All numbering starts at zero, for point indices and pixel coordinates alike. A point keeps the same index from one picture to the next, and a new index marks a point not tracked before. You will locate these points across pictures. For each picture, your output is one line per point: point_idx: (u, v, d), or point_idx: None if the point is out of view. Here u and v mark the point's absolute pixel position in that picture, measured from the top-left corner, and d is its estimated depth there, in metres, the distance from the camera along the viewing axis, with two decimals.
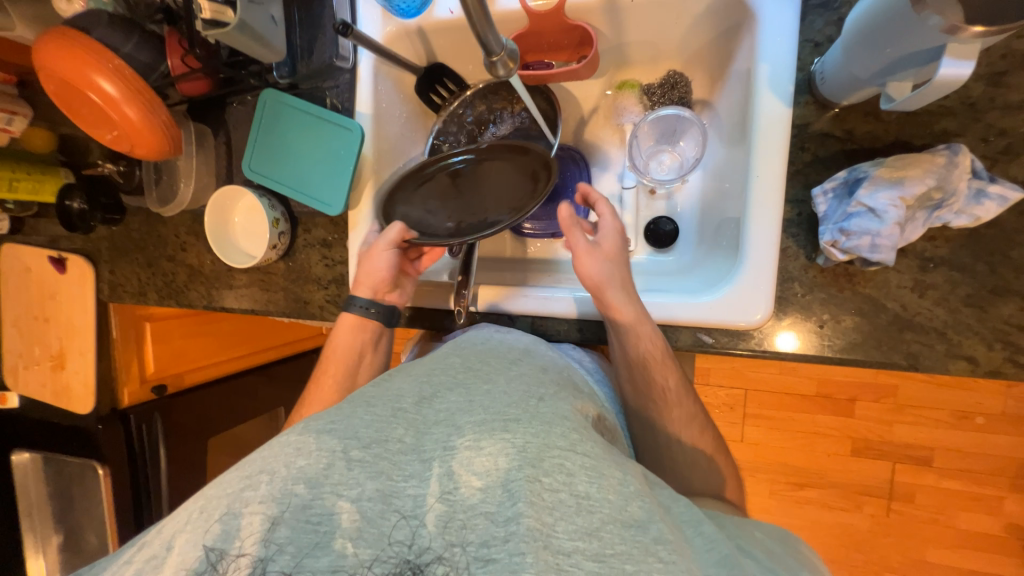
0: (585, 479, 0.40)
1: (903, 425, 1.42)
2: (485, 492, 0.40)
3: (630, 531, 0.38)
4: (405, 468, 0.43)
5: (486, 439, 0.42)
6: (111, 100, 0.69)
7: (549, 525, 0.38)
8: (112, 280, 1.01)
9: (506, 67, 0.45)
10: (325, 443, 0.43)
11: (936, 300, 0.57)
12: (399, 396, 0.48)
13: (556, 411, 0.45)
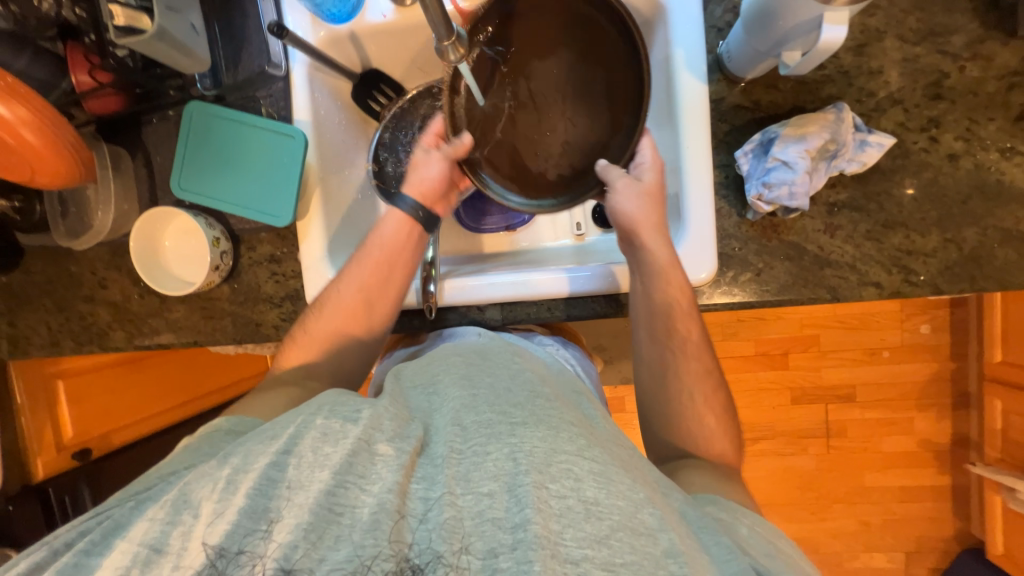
0: (594, 485, 0.40)
1: (829, 368, 1.60)
2: (493, 496, 0.39)
3: (641, 541, 0.38)
4: (421, 468, 0.41)
5: (493, 445, 0.41)
6: (9, 124, 0.62)
7: (557, 532, 0.37)
8: (12, 334, 0.87)
9: (456, 52, 0.47)
10: (349, 430, 0.42)
11: (844, 238, 0.67)
12: (417, 404, 0.48)
13: (563, 418, 0.44)
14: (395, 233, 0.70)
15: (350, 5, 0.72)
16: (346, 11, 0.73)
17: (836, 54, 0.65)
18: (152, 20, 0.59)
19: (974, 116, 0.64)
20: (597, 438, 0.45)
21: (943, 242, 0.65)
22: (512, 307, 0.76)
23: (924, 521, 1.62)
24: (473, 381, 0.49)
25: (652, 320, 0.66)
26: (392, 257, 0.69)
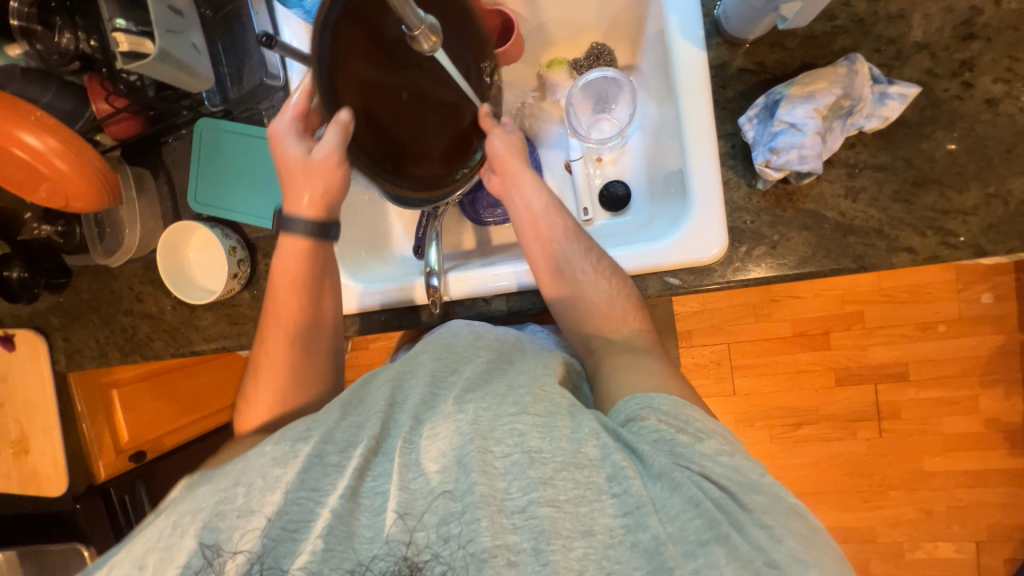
0: (537, 437, 0.44)
1: (876, 346, 1.50)
2: (443, 472, 0.42)
3: (584, 473, 0.42)
4: (377, 466, 0.44)
5: (440, 424, 0.45)
6: (40, 154, 0.68)
7: (502, 489, 0.42)
8: (68, 348, 0.96)
9: (429, 40, 0.47)
10: (299, 450, 0.44)
11: (868, 202, 0.61)
12: (371, 405, 0.49)
13: (510, 386, 0.49)
14: (293, 261, 0.69)
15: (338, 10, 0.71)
16: None
17: (848, 2, 0.60)
18: (155, 43, 0.62)
19: (1016, 54, 0.57)
20: (544, 392, 0.49)
21: (984, 197, 0.59)
22: (518, 297, 0.75)
23: (995, 508, 1.48)
24: (428, 372, 0.52)
25: (555, 268, 0.68)
26: (296, 290, 0.69)
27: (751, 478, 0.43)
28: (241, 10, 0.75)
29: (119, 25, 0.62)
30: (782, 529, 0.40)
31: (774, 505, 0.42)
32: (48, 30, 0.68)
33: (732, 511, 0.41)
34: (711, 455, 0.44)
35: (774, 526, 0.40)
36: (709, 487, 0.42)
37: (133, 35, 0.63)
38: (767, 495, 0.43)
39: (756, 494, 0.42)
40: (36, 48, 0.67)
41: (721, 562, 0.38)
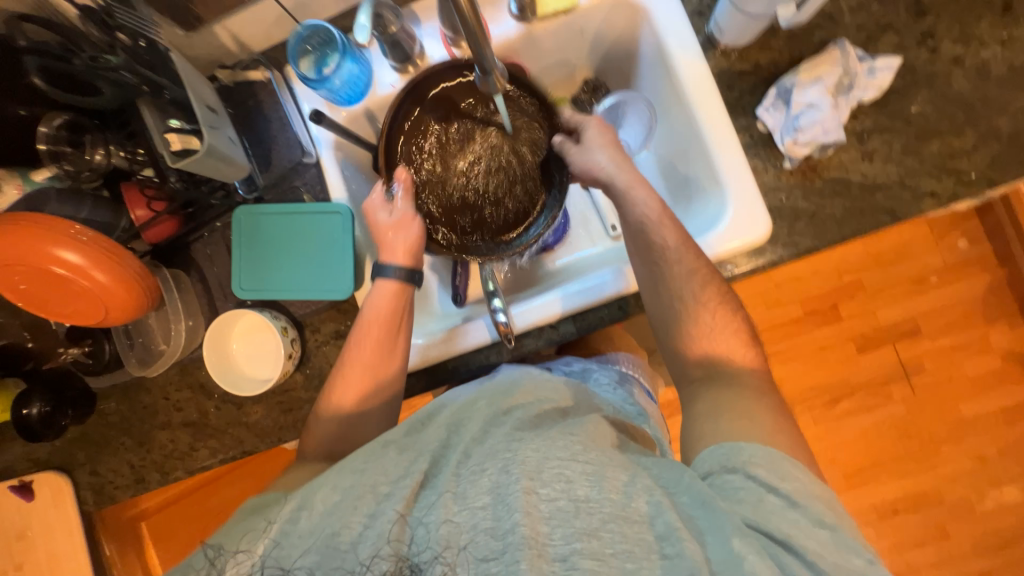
0: (586, 485, 0.43)
1: (883, 308, 1.57)
2: (488, 508, 0.41)
3: (634, 528, 0.41)
4: (423, 498, 0.43)
5: (489, 460, 0.44)
6: (78, 269, 0.65)
7: (545, 534, 0.40)
8: (95, 482, 0.86)
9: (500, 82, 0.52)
10: (353, 482, 0.45)
11: (883, 160, 0.68)
12: (429, 441, 0.48)
13: (560, 430, 0.47)
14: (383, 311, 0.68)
15: (361, 85, 0.76)
16: (358, 91, 0.77)
17: None
18: (202, 139, 0.63)
19: (962, 19, 0.67)
20: (595, 439, 0.47)
21: (979, 137, 0.66)
22: (583, 317, 0.76)
23: None
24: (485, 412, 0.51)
25: (664, 300, 0.65)
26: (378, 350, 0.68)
27: (846, 562, 0.43)
28: (264, 103, 0.78)
29: (175, 126, 0.64)
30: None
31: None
32: (78, 149, 0.68)
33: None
34: (803, 527, 0.44)
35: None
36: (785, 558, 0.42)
37: (184, 133, 0.64)
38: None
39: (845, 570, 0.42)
40: (67, 168, 0.68)
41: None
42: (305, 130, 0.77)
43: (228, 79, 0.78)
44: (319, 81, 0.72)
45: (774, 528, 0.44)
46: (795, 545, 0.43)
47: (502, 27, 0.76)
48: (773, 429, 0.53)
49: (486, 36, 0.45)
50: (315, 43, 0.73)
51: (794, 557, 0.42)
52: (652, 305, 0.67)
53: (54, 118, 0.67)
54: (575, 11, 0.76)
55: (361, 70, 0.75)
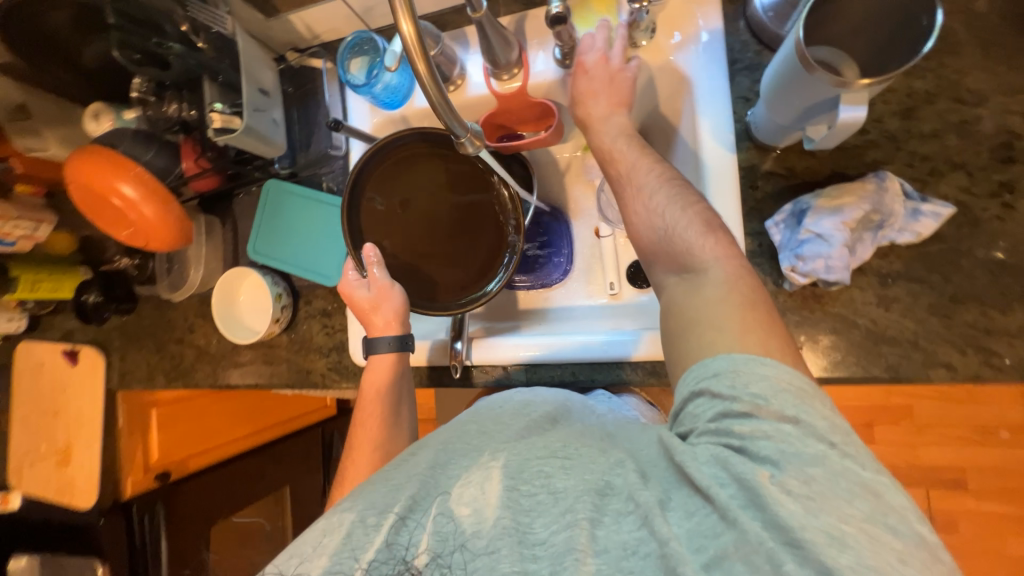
0: (563, 476, 0.49)
1: (931, 448, 1.37)
2: (474, 511, 0.48)
3: (607, 500, 0.47)
4: (411, 520, 0.49)
5: (474, 472, 0.51)
6: (131, 202, 0.78)
7: (526, 523, 0.47)
8: (121, 368, 1.04)
9: (473, 144, 0.52)
10: (343, 521, 0.49)
11: (902, 312, 0.60)
12: (410, 470, 0.52)
13: (534, 435, 0.53)
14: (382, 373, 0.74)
15: (402, 92, 0.81)
16: (398, 99, 0.81)
17: (879, 118, 0.61)
18: (242, 120, 0.72)
19: None
20: (576, 437, 0.53)
21: None
22: (537, 368, 0.77)
23: None
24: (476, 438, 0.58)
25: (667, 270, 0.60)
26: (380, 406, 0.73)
27: (809, 450, 0.42)
28: (317, 89, 0.86)
29: (216, 108, 0.71)
30: (824, 505, 0.40)
31: (821, 473, 0.41)
32: (159, 100, 0.80)
33: (759, 490, 0.41)
34: (766, 438, 0.43)
35: (814, 499, 0.40)
36: (745, 467, 0.42)
37: (226, 115, 0.72)
38: (825, 465, 0.41)
39: (805, 466, 0.41)
40: (148, 113, 0.81)
41: (731, 548, 0.41)
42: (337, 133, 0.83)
43: (296, 61, 0.86)
44: (363, 86, 0.77)
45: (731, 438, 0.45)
46: (749, 448, 0.43)
47: (543, 65, 0.77)
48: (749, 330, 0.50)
49: (444, 98, 0.46)
50: (368, 46, 0.79)
51: (756, 463, 0.43)
52: (652, 257, 0.62)
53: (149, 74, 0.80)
54: None
55: (404, 81, 0.80)
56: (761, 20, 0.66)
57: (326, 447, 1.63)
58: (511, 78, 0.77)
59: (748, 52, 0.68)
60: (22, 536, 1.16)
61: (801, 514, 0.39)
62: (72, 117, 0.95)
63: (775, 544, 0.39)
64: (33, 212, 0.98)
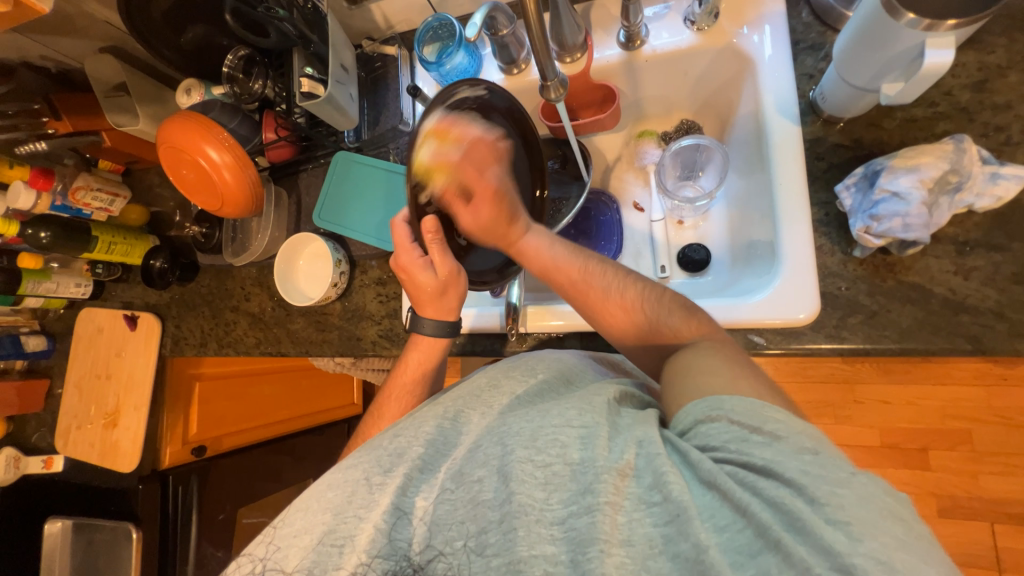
0: (578, 447, 0.44)
1: (989, 475, 1.30)
2: (485, 478, 0.46)
3: (626, 483, 0.42)
4: (419, 483, 0.48)
5: (484, 443, 0.48)
6: (216, 165, 0.83)
7: (541, 501, 0.43)
8: (175, 334, 1.08)
9: (557, 91, 0.60)
10: (352, 477, 0.50)
11: (983, 281, 0.59)
12: (422, 426, 0.53)
13: (557, 401, 0.50)
14: (425, 353, 0.72)
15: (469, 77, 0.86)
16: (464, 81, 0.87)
17: (949, 91, 0.63)
18: (325, 89, 0.78)
19: None
20: (593, 401, 0.48)
21: None
22: (591, 337, 0.76)
23: None
24: (485, 400, 0.55)
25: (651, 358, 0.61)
26: (420, 379, 0.70)
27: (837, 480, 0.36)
28: (389, 72, 0.91)
29: (307, 73, 0.78)
30: (864, 528, 0.34)
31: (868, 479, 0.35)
32: (246, 77, 0.84)
33: (796, 512, 0.35)
34: (790, 455, 0.38)
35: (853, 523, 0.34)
36: (768, 486, 0.37)
37: (313, 80, 0.78)
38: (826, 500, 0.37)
39: (833, 486, 0.36)
40: (235, 89, 0.84)
41: (773, 572, 0.35)
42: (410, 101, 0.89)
43: (370, 48, 0.92)
44: (435, 64, 0.82)
45: (750, 456, 0.39)
46: (776, 469, 0.37)
47: (606, 50, 0.80)
48: (736, 376, 0.46)
49: (547, 42, 0.53)
50: (444, 32, 0.84)
51: (777, 483, 0.37)
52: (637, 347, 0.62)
53: (241, 51, 0.85)
54: (680, 49, 0.77)
55: (471, 63, 0.85)
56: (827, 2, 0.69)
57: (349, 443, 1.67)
58: (573, 61, 0.78)
59: (811, 33, 0.71)
60: (56, 502, 1.16)
61: (844, 543, 0.33)
62: (162, 95, 1.03)
63: (820, 571, 0.33)
64: (111, 185, 1.06)
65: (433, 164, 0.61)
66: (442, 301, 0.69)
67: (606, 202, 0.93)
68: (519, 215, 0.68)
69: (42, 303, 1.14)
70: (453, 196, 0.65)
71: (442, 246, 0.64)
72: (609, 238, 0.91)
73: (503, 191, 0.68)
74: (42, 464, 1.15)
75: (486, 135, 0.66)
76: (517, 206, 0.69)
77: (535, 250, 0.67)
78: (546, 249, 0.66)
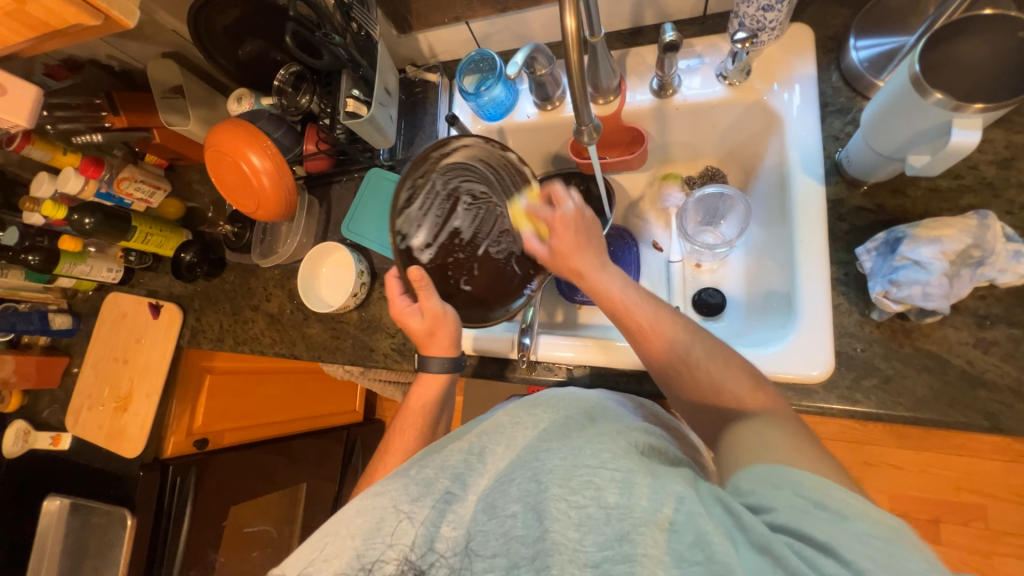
0: (615, 491, 0.44)
1: (1004, 557, 1.24)
2: (518, 514, 0.46)
3: (667, 535, 0.41)
4: (451, 514, 0.49)
5: (514, 478, 0.49)
6: (257, 171, 0.88)
7: (575, 541, 0.43)
8: (194, 326, 1.11)
9: (589, 135, 0.63)
10: (381, 503, 0.50)
11: (1003, 356, 0.59)
12: (449, 460, 0.53)
13: (590, 440, 0.50)
14: (432, 384, 0.75)
15: (504, 108, 0.90)
16: (499, 112, 0.90)
17: (976, 166, 0.64)
18: (368, 110, 0.83)
19: None
20: (627, 447, 0.49)
21: None
22: (601, 372, 0.77)
23: None
24: (510, 435, 0.55)
25: (704, 419, 0.59)
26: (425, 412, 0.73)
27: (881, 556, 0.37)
28: (428, 99, 0.96)
29: (353, 94, 0.83)
30: None
31: None
32: (295, 91, 0.90)
33: None
34: (859, 537, 0.38)
35: None
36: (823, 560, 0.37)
37: (358, 101, 0.83)
38: None
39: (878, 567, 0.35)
40: (282, 101, 0.89)
41: None
42: (445, 127, 0.93)
43: (412, 74, 0.97)
44: (473, 95, 0.86)
45: (809, 529, 0.39)
46: (837, 549, 0.38)
47: (638, 96, 0.83)
48: (796, 446, 0.47)
49: (586, 90, 0.56)
50: (484, 65, 0.89)
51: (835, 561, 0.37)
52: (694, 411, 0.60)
53: (292, 67, 0.90)
54: (711, 100, 0.80)
55: (507, 97, 0.89)
56: (857, 69, 0.71)
57: (346, 450, 1.67)
58: (606, 103, 0.82)
59: (840, 97, 0.73)
60: (57, 480, 1.18)
61: None
62: (213, 100, 1.09)
63: None
64: (153, 178, 1.12)
65: (522, 213, 0.73)
66: (435, 341, 0.73)
67: (625, 239, 0.95)
68: (596, 251, 0.68)
69: (73, 283, 1.19)
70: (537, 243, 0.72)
71: (429, 292, 0.70)
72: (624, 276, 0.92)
73: (586, 219, 0.70)
74: (50, 440, 1.18)
75: (578, 206, 0.70)
76: (597, 237, 0.70)
77: (608, 296, 0.66)
78: (618, 293, 0.66)
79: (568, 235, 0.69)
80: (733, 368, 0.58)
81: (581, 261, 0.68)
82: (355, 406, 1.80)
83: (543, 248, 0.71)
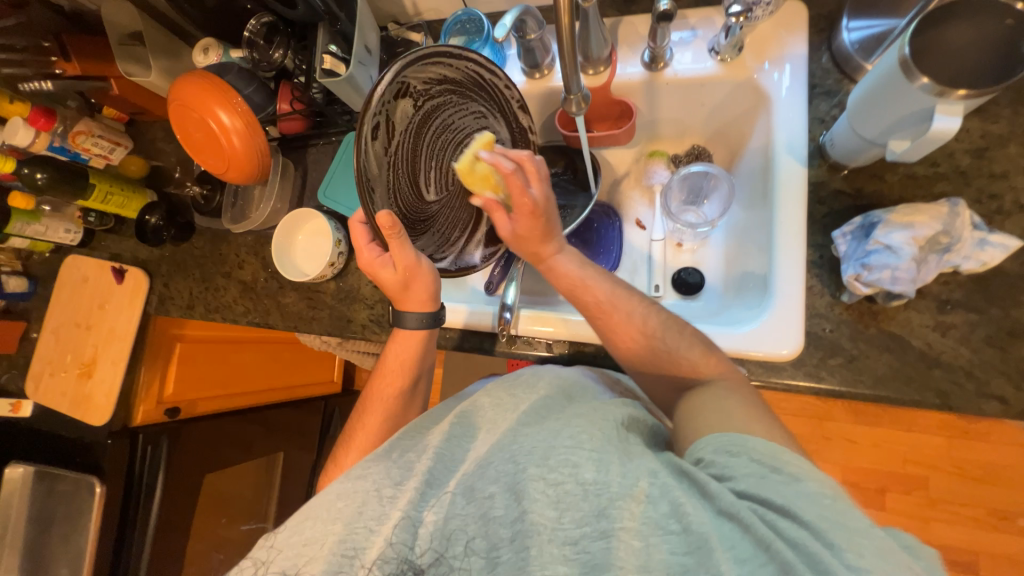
0: (592, 468, 0.45)
1: (939, 522, 1.35)
2: (497, 496, 0.47)
3: (642, 507, 0.42)
4: (432, 497, 0.49)
5: (494, 461, 0.49)
6: (226, 129, 0.82)
7: (553, 519, 0.43)
8: (162, 293, 1.06)
9: (578, 105, 0.62)
10: (363, 488, 0.50)
11: (959, 339, 0.62)
12: (427, 446, 0.54)
13: (567, 423, 0.51)
14: (405, 345, 0.73)
15: None
16: None
17: (951, 154, 0.66)
18: (347, 68, 0.78)
19: None
20: (604, 428, 0.49)
21: None
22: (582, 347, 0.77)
23: None
24: (491, 420, 0.56)
25: (665, 388, 0.63)
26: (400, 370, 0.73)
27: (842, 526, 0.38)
28: None
29: (331, 49, 0.77)
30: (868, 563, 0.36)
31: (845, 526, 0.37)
32: (267, 44, 0.83)
33: (812, 549, 0.37)
34: (810, 498, 0.40)
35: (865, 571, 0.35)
36: (781, 521, 0.39)
37: (336, 58, 0.77)
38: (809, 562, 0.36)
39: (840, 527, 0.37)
40: (253, 54, 0.83)
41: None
42: None
43: (394, 32, 0.91)
44: None
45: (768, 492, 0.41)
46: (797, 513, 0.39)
47: (629, 67, 0.81)
48: (750, 416, 0.49)
49: (576, 56, 0.54)
50: (471, 26, 0.84)
51: (792, 521, 0.39)
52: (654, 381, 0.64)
53: (264, 17, 0.83)
54: (701, 76, 0.78)
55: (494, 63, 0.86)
56: (848, 51, 0.71)
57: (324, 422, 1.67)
58: (595, 74, 0.79)
59: (829, 79, 0.73)
60: (19, 447, 1.14)
61: None
62: (176, 50, 1.01)
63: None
64: (114, 134, 1.05)
65: (479, 174, 0.66)
66: (406, 292, 0.70)
67: (609, 216, 0.95)
68: (554, 232, 0.66)
69: (27, 244, 1.12)
70: (495, 210, 0.65)
71: (401, 241, 0.62)
72: (606, 253, 0.92)
73: (548, 207, 0.64)
74: (10, 407, 1.13)
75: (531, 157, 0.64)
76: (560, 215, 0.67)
77: (575, 279, 0.67)
78: (577, 270, 0.67)
79: (534, 228, 0.65)
80: (688, 345, 0.61)
81: (547, 246, 0.67)
82: (333, 377, 1.79)
83: (510, 231, 0.67)
